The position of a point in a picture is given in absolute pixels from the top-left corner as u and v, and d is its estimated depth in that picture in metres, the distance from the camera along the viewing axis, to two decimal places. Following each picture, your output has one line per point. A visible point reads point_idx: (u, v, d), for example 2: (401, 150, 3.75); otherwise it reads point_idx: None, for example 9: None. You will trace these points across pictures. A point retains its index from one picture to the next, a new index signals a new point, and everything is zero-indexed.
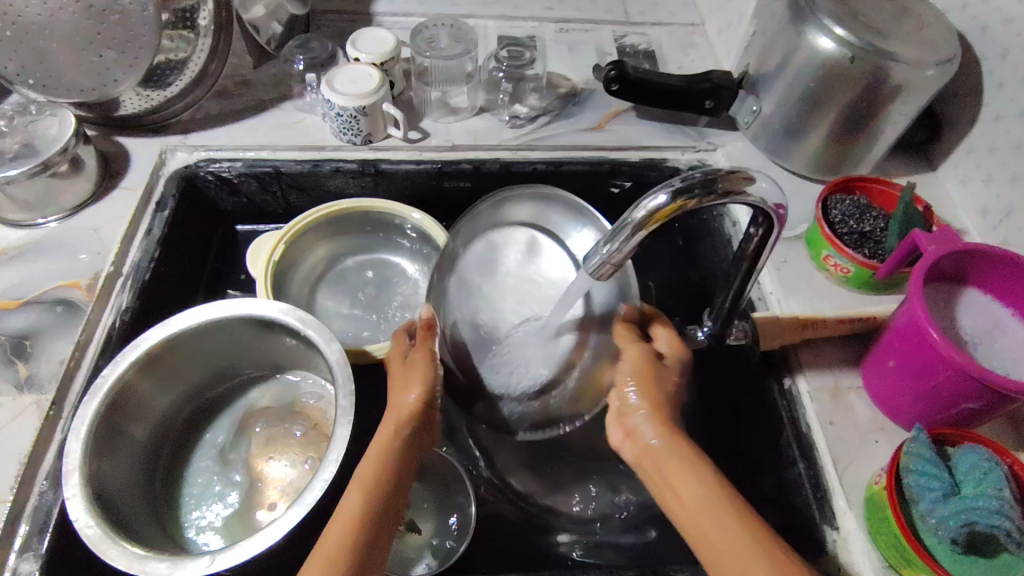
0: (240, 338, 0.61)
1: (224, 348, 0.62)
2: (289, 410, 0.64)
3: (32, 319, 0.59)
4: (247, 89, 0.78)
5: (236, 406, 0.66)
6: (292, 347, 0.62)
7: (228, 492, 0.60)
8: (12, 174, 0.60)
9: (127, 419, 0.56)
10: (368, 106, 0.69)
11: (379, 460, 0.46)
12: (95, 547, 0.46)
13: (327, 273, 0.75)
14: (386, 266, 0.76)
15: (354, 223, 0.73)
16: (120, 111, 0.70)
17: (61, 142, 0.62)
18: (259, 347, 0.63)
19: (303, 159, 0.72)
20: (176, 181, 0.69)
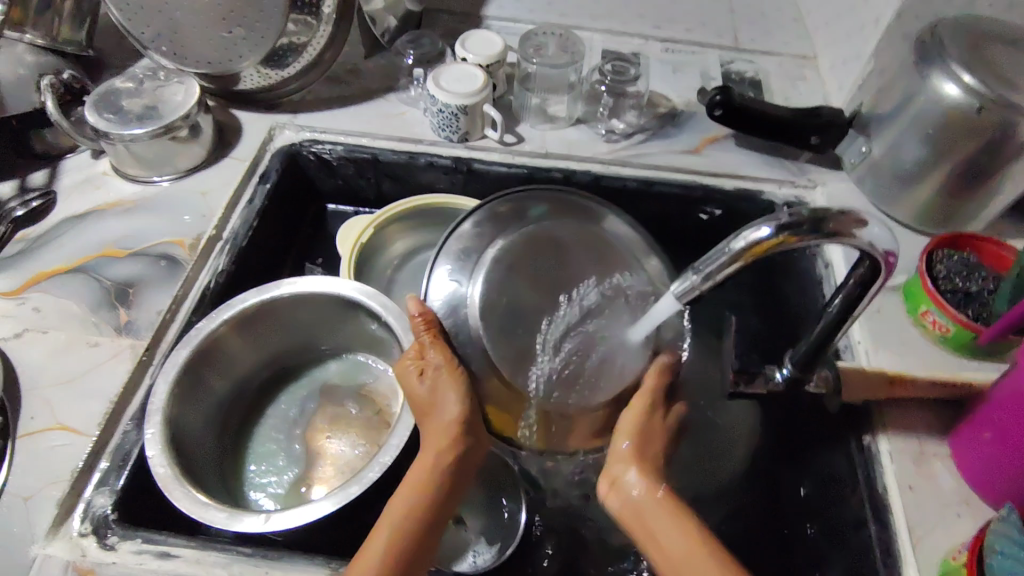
0: (324, 317, 0.64)
1: (307, 323, 0.64)
2: (357, 390, 0.66)
3: (136, 269, 0.63)
4: (356, 77, 0.80)
5: (308, 377, 0.68)
6: (371, 331, 0.64)
7: (288, 460, 0.62)
8: (137, 133, 0.65)
9: (210, 375, 0.59)
10: (470, 106, 0.70)
11: (408, 499, 0.46)
12: (162, 486, 0.48)
13: (406, 263, 0.76)
14: None
15: (441, 218, 0.74)
16: (238, 86, 0.75)
17: (184, 109, 0.67)
18: (338, 325, 0.65)
19: (400, 150, 0.74)
20: (282, 158, 0.73)
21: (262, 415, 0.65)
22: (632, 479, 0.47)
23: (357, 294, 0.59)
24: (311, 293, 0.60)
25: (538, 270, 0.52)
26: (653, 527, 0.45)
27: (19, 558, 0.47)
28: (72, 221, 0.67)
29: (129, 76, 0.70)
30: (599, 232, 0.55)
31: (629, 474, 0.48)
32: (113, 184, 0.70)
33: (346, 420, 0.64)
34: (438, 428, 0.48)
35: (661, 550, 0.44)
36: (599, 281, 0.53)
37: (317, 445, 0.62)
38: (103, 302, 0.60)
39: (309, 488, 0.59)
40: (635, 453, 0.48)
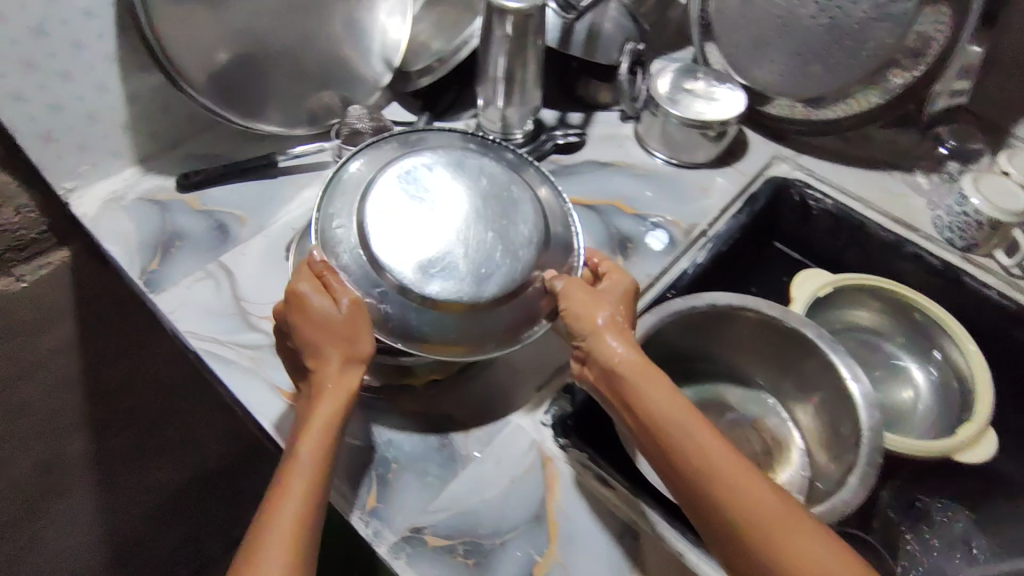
0: (761, 346, 0.67)
1: (745, 344, 0.67)
2: (751, 422, 0.68)
3: (636, 228, 0.71)
4: (866, 141, 0.80)
5: (713, 391, 0.70)
6: (800, 378, 0.65)
7: None
8: (674, 113, 0.73)
9: (657, 347, 0.64)
10: (1006, 224, 0.67)
11: (308, 482, 0.41)
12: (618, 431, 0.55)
13: (841, 336, 0.75)
14: (891, 363, 0.74)
15: (899, 312, 0.72)
16: (763, 107, 0.79)
17: (727, 117, 0.72)
18: (770, 359, 0.67)
19: (890, 230, 0.73)
20: (773, 187, 0.76)
21: None
22: (605, 343, 0.48)
23: (821, 341, 0.61)
24: (776, 320, 0.62)
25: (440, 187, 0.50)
26: (634, 388, 0.46)
27: (502, 415, 0.56)
28: (593, 165, 0.76)
29: (666, 70, 0.77)
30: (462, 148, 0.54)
31: (599, 346, 0.48)
32: (631, 147, 0.79)
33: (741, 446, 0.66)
34: (336, 396, 0.44)
35: (641, 408, 0.45)
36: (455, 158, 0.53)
37: None
38: (606, 244, 0.69)
39: None
40: (613, 330, 0.49)
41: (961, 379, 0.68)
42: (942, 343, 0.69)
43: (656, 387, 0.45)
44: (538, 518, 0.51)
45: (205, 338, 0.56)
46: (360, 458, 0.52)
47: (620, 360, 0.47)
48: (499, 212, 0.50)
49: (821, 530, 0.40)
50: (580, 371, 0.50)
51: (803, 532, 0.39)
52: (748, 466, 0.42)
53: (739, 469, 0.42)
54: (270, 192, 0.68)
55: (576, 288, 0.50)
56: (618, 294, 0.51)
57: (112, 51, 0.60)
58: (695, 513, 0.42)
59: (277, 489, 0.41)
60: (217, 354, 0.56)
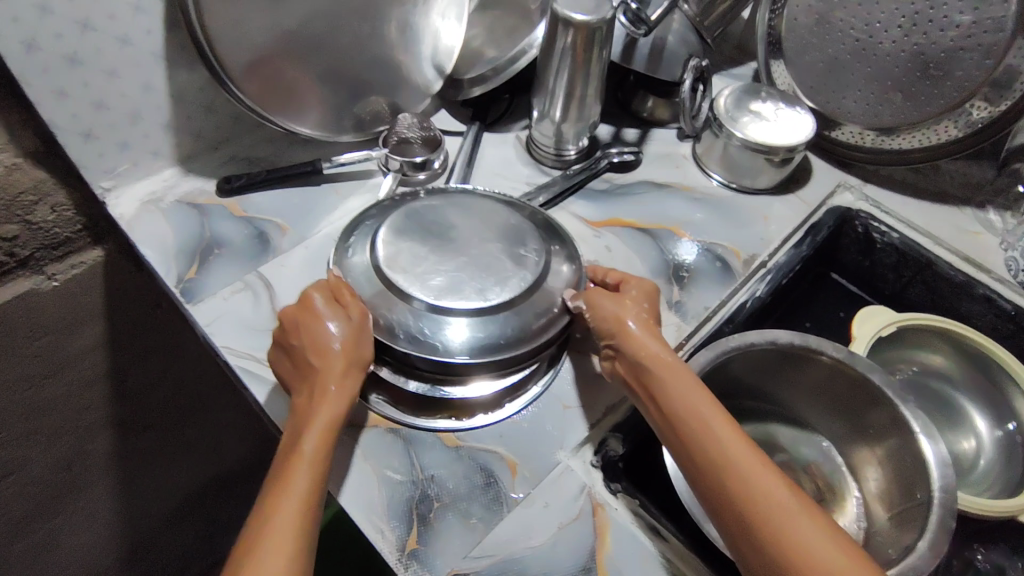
0: (822, 388, 0.63)
1: (803, 384, 0.64)
2: (806, 466, 0.64)
3: (695, 257, 0.66)
4: (936, 175, 0.77)
5: (765, 430, 0.67)
6: (862, 424, 0.62)
7: None
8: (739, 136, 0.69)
9: (712, 384, 0.61)
10: None
11: (313, 466, 0.43)
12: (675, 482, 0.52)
13: (902, 377, 0.71)
14: (956, 412, 0.70)
15: (968, 359, 0.68)
16: (831, 133, 0.76)
17: (795, 142, 0.68)
18: (828, 402, 0.64)
19: (959, 269, 0.68)
20: (835, 217, 0.72)
21: None
22: (627, 340, 0.52)
23: (888, 389, 0.57)
24: (842, 364, 0.59)
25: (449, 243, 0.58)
26: (660, 384, 0.48)
27: (550, 452, 0.53)
28: (649, 186, 0.72)
29: (733, 95, 0.72)
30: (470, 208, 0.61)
31: (623, 342, 0.52)
32: (689, 168, 0.75)
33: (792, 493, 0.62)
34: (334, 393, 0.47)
35: (667, 405, 0.47)
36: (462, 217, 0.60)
37: None
38: (662, 271, 0.65)
39: None
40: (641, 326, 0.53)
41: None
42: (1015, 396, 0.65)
43: (679, 384, 0.48)
44: (587, 570, 0.46)
45: (242, 354, 0.54)
46: (401, 495, 0.49)
47: (647, 358, 0.50)
48: (504, 255, 0.58)
49: (839, 535, 0.40)
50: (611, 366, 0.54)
51: (818, 535, 0.39)
52: (766, 465, 0.43)
53: (757, 468, 0.42)
54: (312, 201, 0.66)
55: (605, 295, 0.56)
56: (644, 304, 0.56)
57: (161, 48, 0.57)
58: (700, 489, 0.44)
59: (284, 470, 0.42)
60: (256, 373, 0.53)
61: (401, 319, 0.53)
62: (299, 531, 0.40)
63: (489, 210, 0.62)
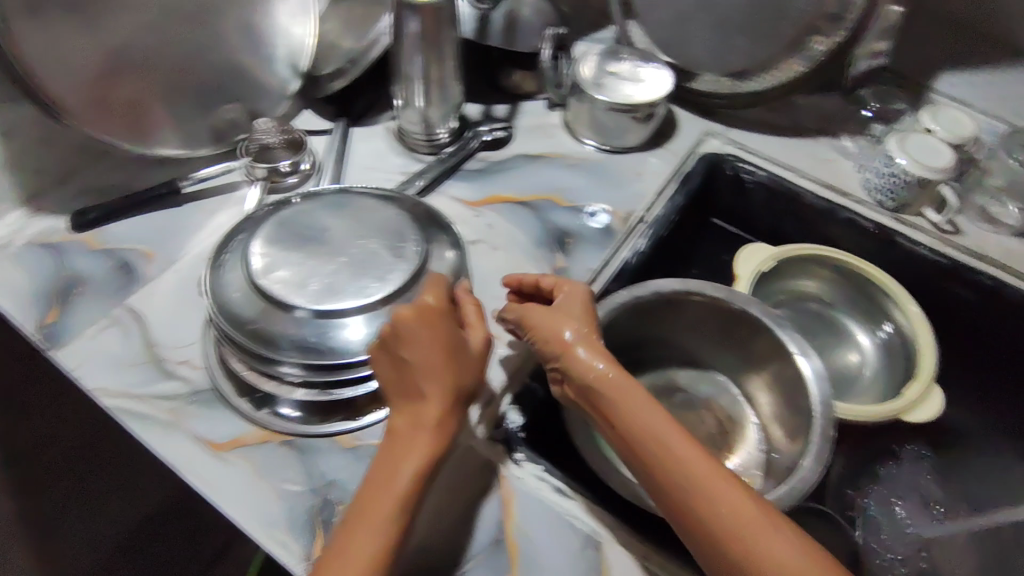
0: (709, 327, 0.66)
1: (694, 327, 0.67)
2: (703, 403, 0.68)
3: (574, 221, 0.67)
4: (793, 112, 0.80)
5: (667, 377, 0.70)
6: (749, 354, 0.65)
7: None
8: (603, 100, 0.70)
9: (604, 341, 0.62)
10: (931, 181, 0.67)
11: (397, 496, 0.42)
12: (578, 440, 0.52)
13: (786, 305, 0.75)
14: (837, 330, 0.74)
15: (841, 278, 0.73)
16: (690, 83, 0.78)
17: (655, 98, 0.70)
18: (719, 341, 0.67)
19: (822, 195, 0.73)
20: (704, 164, 0.75)
21: None
22: (571, 360, 0.50)
23: (766, 318, 0.60)
24: (722, 301, 0.62)
25: (321, 243, 0.57)
26: (619, 409, 0.47)
27: None
28: (525, 159, 0.72)
29: (585, 55, 0.74)
30: (343, 205, 0.61)
31: (568, 365, 0.50)
32: (562, 137, 0.75)
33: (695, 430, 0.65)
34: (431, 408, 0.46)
35: (630, 430, 0.46)
36: (334, 216, 0.60)
37: None
38: (543, 240, 0.65)
39: None
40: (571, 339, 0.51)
41: (903, 343, 0.68)
42: (883, 306, 0.70)
43: (639, 410, 0.46)
44: (499, 543, 0.47)
45: (118, 394, 0.51)
46: (302, 505, 0.48)
47: (602, 377, 0.48)
48: (378, 245, 0.57)
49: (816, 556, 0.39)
50: (560, 391, 0.52)
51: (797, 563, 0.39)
52: (740, 492, 0.42)
53: (730, 497, 0.41)
54: (176, 221, 0.63)
55: (537, 312, 0.53)
56: (584, 305, 0.53)
57: None
58: (661, 504, 0.44)
59: (365, 509, 0.42)
60: (130, 411, 0.51)
61: (278, 327, 0.52)
62: (387, 537, 0.41)
63: (361, 207, 0.61)
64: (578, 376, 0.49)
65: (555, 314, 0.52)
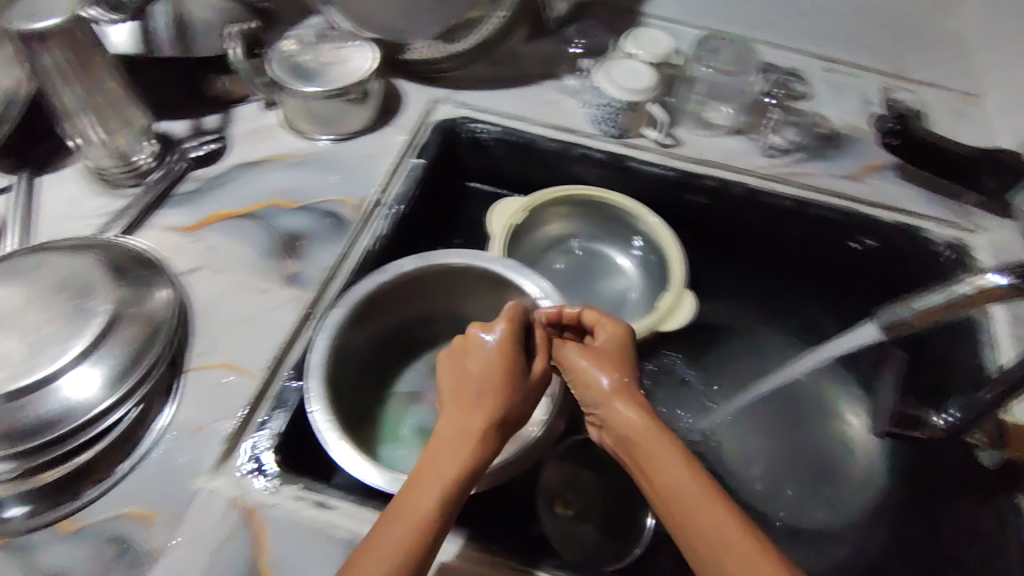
0: (468, 293, 0.66)
1: (454, 295, 0.66)
2: None
3: (299, 221, 0.63)
4: (516, 60, 0.80)
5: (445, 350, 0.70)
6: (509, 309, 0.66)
7: (424, 420, 0.65)
8: (314, 91, 0.66)
9: (359, 334, 0.61)
10: (637, 103, 0.70)
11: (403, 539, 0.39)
12: (331, 445, 0.50)
13: (549, 250, 0.77)
14: (602, 262, 0.77)
15: (591, 211, 0.75)
16: (404, 56, 0.76)
17: (363, 73, 0.68)
18: (482, 304, 0.67)
19: (555, 138, 0.74)
20: (439, 132, 0.73)
21: (394, 377, 0.68)
22: (609, 412, 0.47)
23: (509, 272, 0.61)
24: (463, 267, 0.62)
25: None
26: (643, 454, 0.44)
27: (187, 484, 0.50)
28: (243, 168, 0.68)
29: (295, 40, 0.72)
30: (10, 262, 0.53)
31: (606, 418, 0.47)
32: (282, 137, 0.71)
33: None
34: (468, 440, 0.44)
35: (636, 447, 0.44)
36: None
37: None
38: (271, 251, 0.61)
39: None
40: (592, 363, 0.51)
41: (659, 258, 0.71)
42: (632, 228, 0.74)
43: (657, 442, 0.44)
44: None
45: None
46: None
47: (637, 420, 0.45)
48: (50, 297, 0.51)
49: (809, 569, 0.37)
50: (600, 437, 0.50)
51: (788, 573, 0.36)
52: (733, 512, 0.39)
53: (721, 515, 0.39)
54: None
55: (570, 350, 0.52)
56: (625, 347, 0.52)
57: None
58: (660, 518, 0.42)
59: (360, 555, 0.39)
60: None
61: None
62: (437, 507, 0.41)
63: (31, 258, 0.54)
64: (613, 413, 0.47)
65: (602, 363, 0.50)
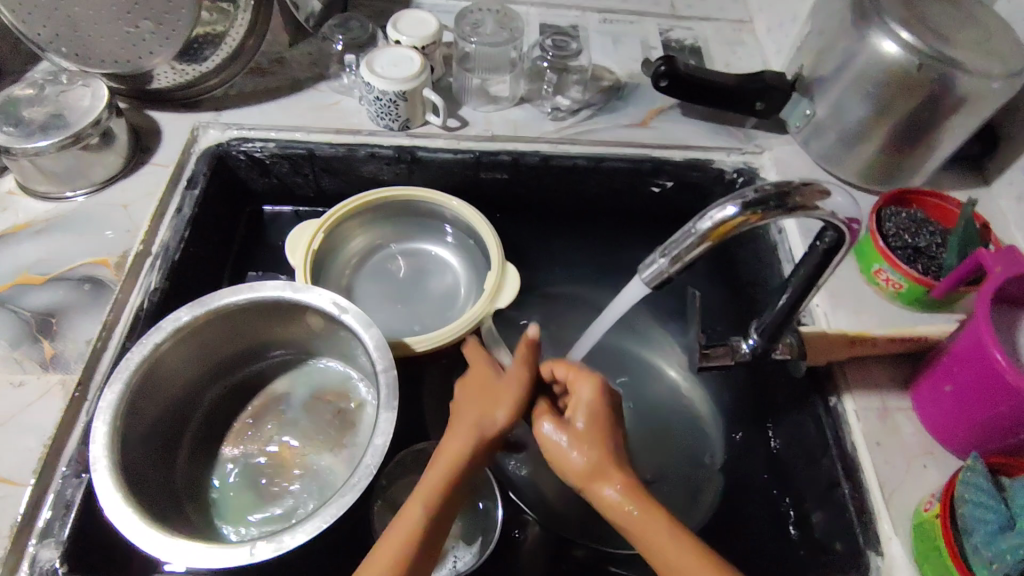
0: (269, 326, 0.61)
1: (252, 330, 0.61)
2: (309, 397, 0.64)
3: (57, 296, 0.58)
4: (282, 67, 0.75)
5: (264, 392, 0.65)
6: (316, 331, 0.62)
7: (253, 475, 0.59)
8: (42, 145, 0.58)
9: (150, 405, 0.55)
10: (409, 91, 0.66)
11: (400, 547, 0.42)
12: (133, 536, 0.44)
13: (363, 262, 0.73)
14: (421, 258, 0.74)
15: (395, 211, 0.71)
16: (152, 85, 0.68)
17: (93, 114, 0.60)
18: (286, 330, 0.62)
19: (337, 142, 0.69)
20: (208, 159, 0.67)
21: (217, 435, 0.62)
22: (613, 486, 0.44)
23: (300, 296, 0.56)
24: (248, 302, 0.56)
25: None
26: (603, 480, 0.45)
27: None
28: None
29: (28, 81, 0.63)
30: None
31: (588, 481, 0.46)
32: (21, 203, 0.63)
33: (307, 426, 0.62)
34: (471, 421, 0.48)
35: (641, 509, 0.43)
36: None
37: (280, 459, 0.60)
38: (22, 335, 0.55)
39: (276, 501, 0.58)
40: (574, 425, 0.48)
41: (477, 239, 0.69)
42: (440, 216, 0.71)
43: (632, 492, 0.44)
44: None
45: None
46: None
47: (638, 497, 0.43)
48: None
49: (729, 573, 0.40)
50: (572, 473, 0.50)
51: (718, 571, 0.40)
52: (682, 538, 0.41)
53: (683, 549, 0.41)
54: None
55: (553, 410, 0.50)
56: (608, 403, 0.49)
57: None
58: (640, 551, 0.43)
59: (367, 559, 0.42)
60: None
61: None
62: (427, 520, 0.43)
63: None
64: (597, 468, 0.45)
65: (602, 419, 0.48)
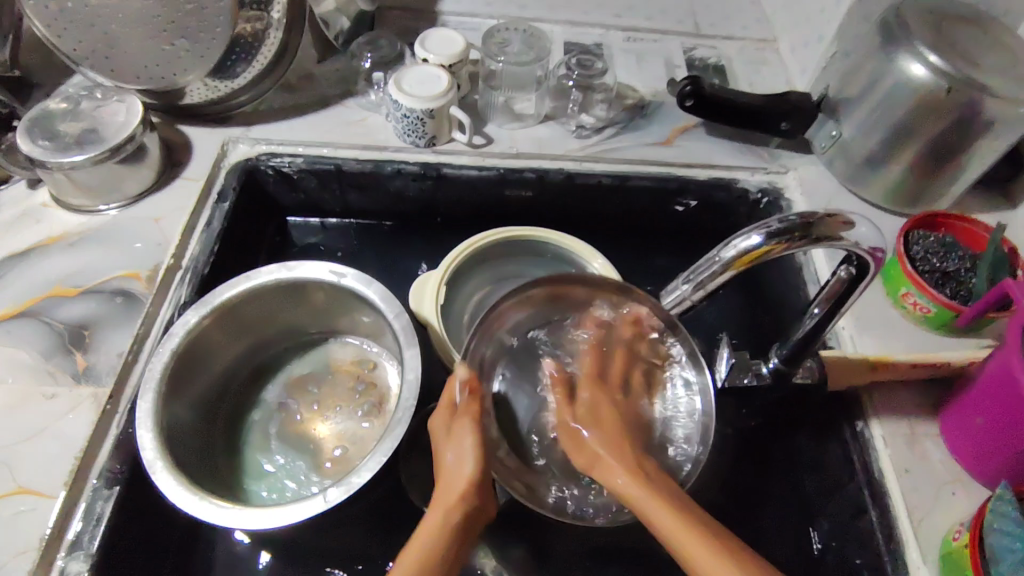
0: (279, 310, 0.63)
1: (264, 318, 0.63)
2: (327, 372, 0.65)
3: (88, 308, 0.58)
4: (311, 83, 0.76)
5: (285, 373, 0.65)
6: (325, 307, 0.64)
7: (283, 454, 0.60)
8: (77, 160, 0.59)
9: (183, 388, 0.56)
10: (437, 109, 0.67)
11: None
12: (207, 514, 0.46)
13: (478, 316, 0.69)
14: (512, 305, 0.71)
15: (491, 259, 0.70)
16: (184, 100, 0.69)
17: (128, 130, 0.61)
18: (296, 311, 0.64)
19: (364, 158, 0.70)
20: (237, 173, 0.68)
21: (245, 416, 0.62)
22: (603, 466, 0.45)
23: (300, 272, 0.59)
24: (258, 287, 0.58)
25: None
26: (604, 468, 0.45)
27: None
28: (13, 260, 0.61)
29: (62, 96, 0.64)
30: None
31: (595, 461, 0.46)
32: (55, 216, 0.64)
33: (335, 396, 0.63)
34: (449, 485, 0.46)
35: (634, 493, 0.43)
36: None
37: (313, 433, 0.61)
38: (54, 347, 0.56)
39: (315, 469, 0.58)
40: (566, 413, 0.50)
41: None
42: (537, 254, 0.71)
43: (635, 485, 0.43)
44: None
45: None
46: None
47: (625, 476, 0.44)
48: None
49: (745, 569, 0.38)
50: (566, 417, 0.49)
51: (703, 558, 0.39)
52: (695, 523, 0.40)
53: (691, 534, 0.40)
54: None
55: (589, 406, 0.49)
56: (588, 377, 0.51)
57: None
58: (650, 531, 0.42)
59: None
60: None
61: None
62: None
63: None
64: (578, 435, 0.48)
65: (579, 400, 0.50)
